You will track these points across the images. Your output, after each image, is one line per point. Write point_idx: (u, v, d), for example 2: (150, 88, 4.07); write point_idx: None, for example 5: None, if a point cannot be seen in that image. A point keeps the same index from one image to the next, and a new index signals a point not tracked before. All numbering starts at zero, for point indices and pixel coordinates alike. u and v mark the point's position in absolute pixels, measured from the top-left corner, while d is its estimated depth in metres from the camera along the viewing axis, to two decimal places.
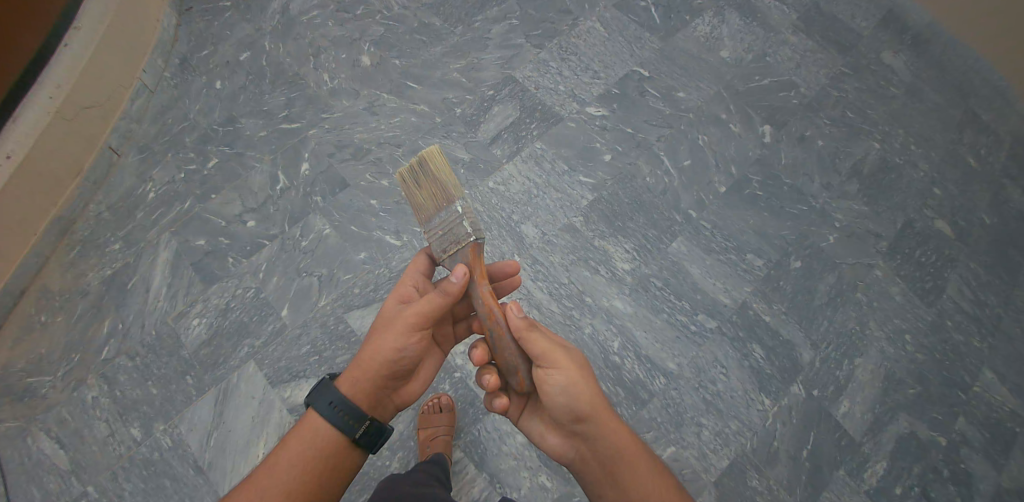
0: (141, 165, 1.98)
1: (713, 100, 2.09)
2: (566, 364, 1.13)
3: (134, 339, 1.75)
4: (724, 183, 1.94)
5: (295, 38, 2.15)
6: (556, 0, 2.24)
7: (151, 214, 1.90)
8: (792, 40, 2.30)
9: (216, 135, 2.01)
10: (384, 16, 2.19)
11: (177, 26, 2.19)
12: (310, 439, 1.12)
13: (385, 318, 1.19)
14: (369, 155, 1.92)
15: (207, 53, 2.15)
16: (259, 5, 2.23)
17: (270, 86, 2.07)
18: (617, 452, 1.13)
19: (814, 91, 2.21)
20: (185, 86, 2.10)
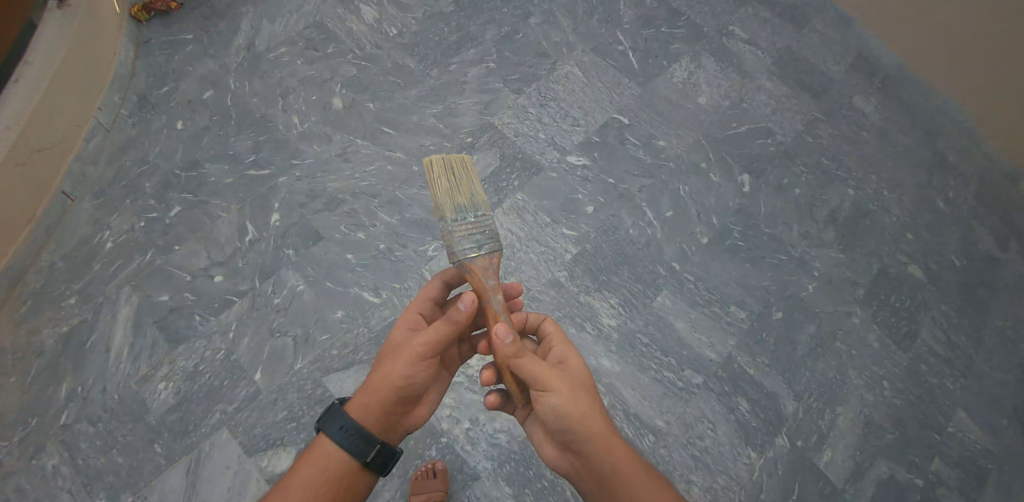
0: (99, 211, 1.78)
1: (694, 148, 2.13)
2: (559, 387, 1.21)
3: (96, 403, 1.62)
4: (706, 233, 1.97)
5: (263, 76, 1.96)
6: (535, 43, 2.21)
7: (109, 266, 1.74)
8: (767, 86, 2.36)
9: (178, 182, 1.81)
10: (356, 56, 2.04)
11: (135, 58, 1.95)
12: (321, 461, 1.22)
13: (394, 346, 1.29)
14: (343, 206, 1.81)
15: (167, 90, 1.92)
16: (225, 38, 2.00)
17: (236, 128, 1.88)
18: (612, 467, 1.19)
19: (791, 137, 2.26)
20: (145, 124, 1.87)
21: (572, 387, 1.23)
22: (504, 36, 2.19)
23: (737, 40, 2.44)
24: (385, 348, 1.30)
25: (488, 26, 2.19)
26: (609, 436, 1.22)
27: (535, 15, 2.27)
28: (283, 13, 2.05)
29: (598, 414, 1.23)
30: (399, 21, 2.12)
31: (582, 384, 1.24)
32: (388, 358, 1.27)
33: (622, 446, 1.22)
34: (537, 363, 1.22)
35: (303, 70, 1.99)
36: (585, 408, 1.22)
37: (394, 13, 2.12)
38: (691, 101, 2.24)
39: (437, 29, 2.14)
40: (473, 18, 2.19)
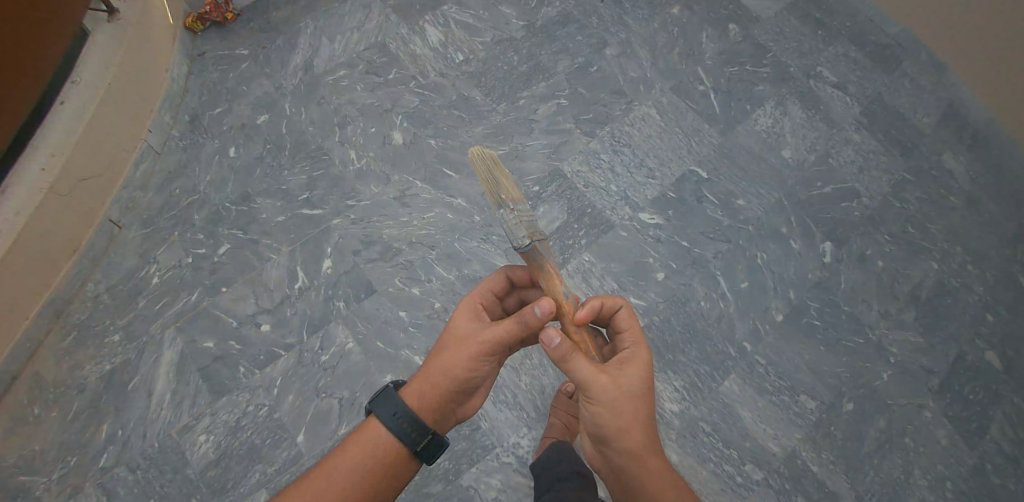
0: (146, 241, 1.76)
1: (775, 210, 2.01)
2: (607, 394, 1.04)
3: (134, 450, 1.58)
4: (782, 309, 1.86)
5: (319, 103, 1.93)
6: (611, 79, 2.10)
7: (155, 302, 1.70)
8: (855, 139, 2.24)
9: (228, 216, 1.79)
10: (419, 84, 1.98)
11: (188, 76, 1.96)
12: (369, 445, 1.05)
13: (455, 334, 1.12)
14: (400, 258, 1.73)
15: (220, 111, 1.92)
16: (280, 58, 2.00)
17: (290, 158, 1.85)
18: (648, 483, 1.05)
19: (877, 201, 2.14)
20: (196, 150, 1.87)
21: (623, 394, 1.04)
22: (577, 68, 2.10)
23: (826, 84, 2.33)
24: (444, 334, 1.14)
25: (560, 56, 2.11)
26: (652, 451, 1.07)
27: (610, 46, 2.17)
28: (347, 32, 2.04)
29: (645, 428, 1.06)
30: (466, 46, 2.07)
31: (636, 393, 1.05)
32: (447, 348, 1.11)
33: (665, 465, 1.07)
34: (585, 366, 1.04)
35: (362, 99, 1.94)
36: (631, 420, 1.05)
37: (461, 37, 2.08)
38: (773, 153, 2.12)
39: (506, 57, 2.07)
40: (544, 46, 2.12)
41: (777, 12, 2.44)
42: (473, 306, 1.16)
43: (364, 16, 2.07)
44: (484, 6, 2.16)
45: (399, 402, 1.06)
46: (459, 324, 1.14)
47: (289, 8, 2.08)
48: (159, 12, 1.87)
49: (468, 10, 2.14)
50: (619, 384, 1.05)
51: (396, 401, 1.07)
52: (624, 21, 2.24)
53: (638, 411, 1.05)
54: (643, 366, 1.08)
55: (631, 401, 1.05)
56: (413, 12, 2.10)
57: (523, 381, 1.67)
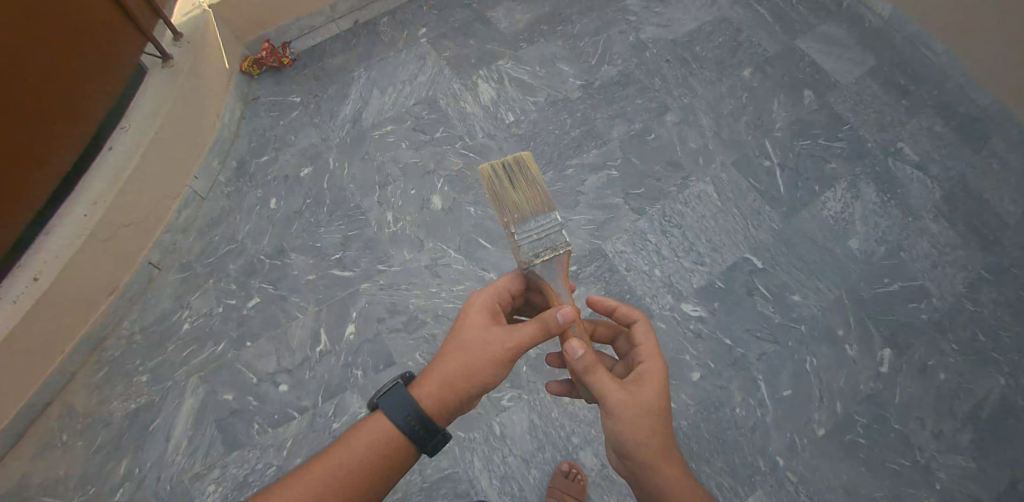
0: (182, 286, 1.83)
1: (832, 309, 1.88)
2: (626, 410, 1.11)
3: (150, 488, 1.59)
4: (825, 424, 1.77)
5: (364, 158, 2.03)
6: (667, 150, 2.07)
7: (183, 349, 1.75)
8: (933, 232, 2.04)
9: (261, 269, 1.85)
10: (465, 145, 2.07)
11: (241, 120, 2.12)
12: (369, 439, 1.06)
13: (469, 331, 1.15)
14: (422, 329, 1.74)
15: (267, 159, 2.04)
16: (330, 109, 2.15)
17: (327, 216, 1.93)
18: (670, 495, 1.07)
19: (948, 302, 1.96)
20: (238, 198, 1.97)
21: (640, 408, 1.11)
22: (633, 136, 2.10)
23: (907, 163, 2.13)
24: (461, 332, 1.16)
25: (616, 122, 2.13)
26: (670, 460, 1.10)
27: (671, 112, 2.16)
28: (398, 84, 2.20)
29: (662, 438, 1.11)
30: (518, 104, 2.17)
31: (654, 406, 1.12)
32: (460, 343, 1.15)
33: (684, 475, 1.10)
34: (603, 377, 1.13)
35: (406, 157, 2.04)
36: (650, 433, 1.11)
37: (514, 95, 2.19)
38: (835, 244, 1.97)
39: (558, 119, 2.14)
40: (601, 109, 2.17)
41: (859, 76, 2.28)
42: (488, 304, 1.19)
43: (418, 69, 2.24)
44: (541, 63, 2.29)
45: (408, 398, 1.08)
46: (472, 320, 1.17)
47: (344, 56, 2.28)
48: (213, 61, 2.02)
49: (524, 66, 2.27)
50: (637, 399, 1.12)
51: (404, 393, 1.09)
52: (691, 85, 2.23)
53: (657, 422, 1.12)
54: (658, 380, 1.16)
55: (650, 414, 1.12)
56: (468, 66, 2.26)
57: (534, 474, 1.64)
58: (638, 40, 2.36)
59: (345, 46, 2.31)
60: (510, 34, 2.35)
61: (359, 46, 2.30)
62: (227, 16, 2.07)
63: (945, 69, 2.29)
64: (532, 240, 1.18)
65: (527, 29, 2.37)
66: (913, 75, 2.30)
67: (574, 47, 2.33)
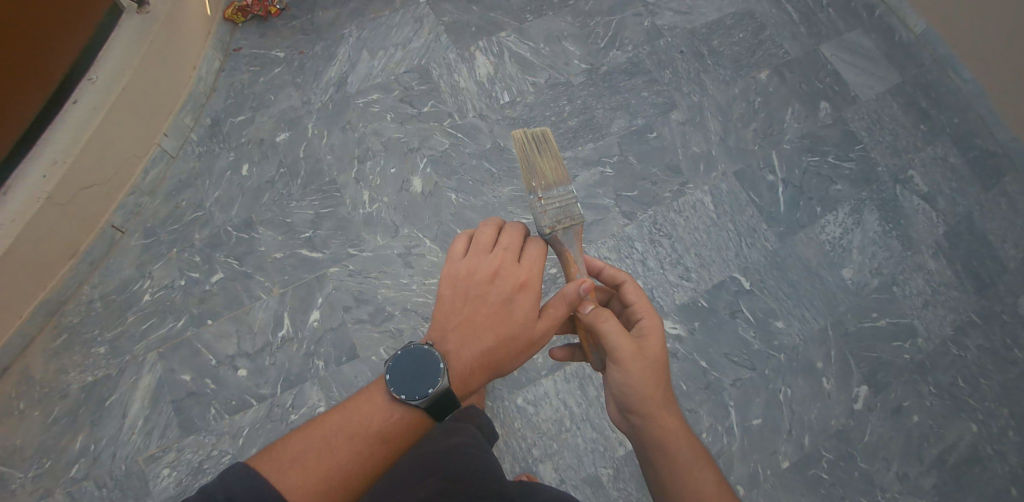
0: (143, 254, 1.85)
1: (815, 341, 1.82)
2: (634, 364, 1.17)
3: (104, 466, 1.63)
4: (790, 456, 1.73)
5: (344, 128, 1.96)
6: (666, 151, 1.96)
7: (142, 321, 1.77)
8: (928, 266, 1.98)
9: (228, 242, 1.84)
10: (454, 124, 1.96)
11: (219, 71, 2.08)
12: (369, 423, 1.09)
13: (501, 316, 1.15)
14: (388, 323, 1.73)
15: (242, 119, 2.00)
16: (315, 69, 2.08)
17: (300, 190, 1.88)
18: (666, 435, 1.18)
19: (933, 344, 1.91)
20: (209, 159, 1.95)
21: (648, 361, 1.19)
22: (632, 132, 1.98)
23: (914, 193, 2.06)
24: (484, 315, 1.14)
25: (617, 115, 2.01)
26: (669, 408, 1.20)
27: (678, 110, 2.04)
28: (388, 48, 2.10)
29: (663, 388, 1.20)
30: (515, 83, 2.04)
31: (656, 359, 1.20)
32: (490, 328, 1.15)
33: (677, 415, 1.21)
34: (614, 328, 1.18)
35: (389, 131, 1.95)
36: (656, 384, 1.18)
37: (512, 72, 2.06)
38: (832, 273, 1.89)
39: (556, 105, 2.02)
40: (603, 99, 2.04)
41: (880, 93, 2.20)
42: (519, 284, 1.16)
43: (413, 32, 2.13)
44: (546, 39, 2.14)
45: (428, 381, 1.10)
46: (502, 302, 1.16)
47: (336, 10, 2.18)
48: (192, 6, 1.97)
49: (528, 41, 2.14)
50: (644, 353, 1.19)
51: (422, 374, 1.11)
52: (702, 80, 2.11)
53: (657, 371, 1.20)
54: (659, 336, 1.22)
55: (653, 363, 1.20)
56: (466, 35, 2.13)
57: None
58: (654, 24, 2.21)
59: None
60: (516, 2, 2.20)
61: (353, 2, 2.19)
62: None
63: (967, 95, 2.21)
64: (555, 207, 1.18)
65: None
66: (935, 98, 2.22)
67: (585, 24, 2.18)
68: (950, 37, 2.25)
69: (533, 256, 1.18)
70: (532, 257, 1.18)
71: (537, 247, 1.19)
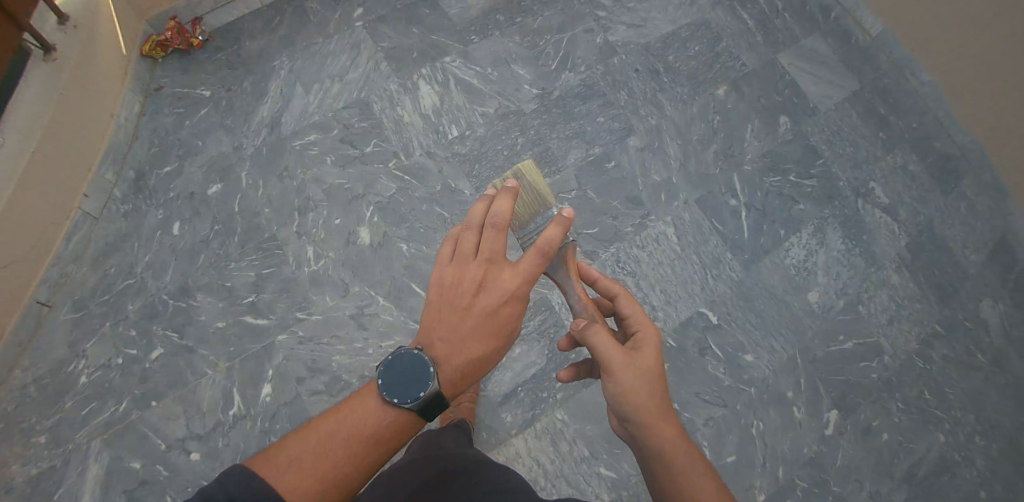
0: (76, 330, 1.71)
1: (784, 371, 1.80)
2: (621, 370, 1.07)
3: None
4: (764, 489, 1.72)
5: (280, 175, 1.81)
6: (625, 183, 1.89)
7: (81, 406, 1.65)
8: (893, 280, 1.96)
9: (165, 311, 1.73)
10: (399, 164, 1.83)
11: (141, 116, 1.88)
12: (365, 424, 0.94)
13: (487, 325, 1.04)
14: (344, 392, 1.64)
15: (170, 170, 1.83)
16: (244, 108, 1.89)
17: (238, 249, 1.76)
18: (666, 453, 1.03)
19: (900, 360, 1.89)
20: (137, 219, 1.79)
21: (638, 367, 1.07)
22: (590, 163, 1.90)
23: (875, 205, 2.05)
24: (474, 321, 1.03)
25: (572, 144, 1.92)
26: (667, 418, 1.06)
27: (636, 135, 1.97)
28: (324, 80, 1.92)
29: (659, 397, 1.06)
30: (463, 115, 1.91)
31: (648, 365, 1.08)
32: (475, 338, 1.04)
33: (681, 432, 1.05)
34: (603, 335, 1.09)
35: (331, 177, 1.81)
36: (649, 392, 1.06)
37: (459, 103, 1.93)
38: (797, 298, 1.85)
39: (508, 136, 1.91)
40: (557, 128, 1.94)
41: (838, 101, 2.18)
42: (508, 294, 1.04)
43: (350, 61, 1.96)
44: (494, 63, 2.01)
45: (419, 383, 0.97)
46: (488, 312, 1.04)
47: (266, 38, 1.98)
48: (106, 44, 1.81)
49: (474, 65, 2.00)
50: (635, 359, 1.08)
51: (411, 378, 0.98)
52: (658, 100, 2.05)
53: (655, 382, 1.07)
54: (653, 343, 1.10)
55: (649, 373, 1.07)
56: (409, 62, 1.97)
57: None
58: (606, 41, 2.12)
59: (266, 24, 2.00)
60: (459, 21, 2.05)
61: (282, 28, 1.99)
62: None
63: (924, 96, 2.19)
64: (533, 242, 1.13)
65: (480, 17, 2.07)
66: (892, 103, 2.20)
67: (533, 44, 2.06)
68: (909, 43, 2.20)
69: (526, 264, 1.05)
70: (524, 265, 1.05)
71: (535, 256, 1.04)
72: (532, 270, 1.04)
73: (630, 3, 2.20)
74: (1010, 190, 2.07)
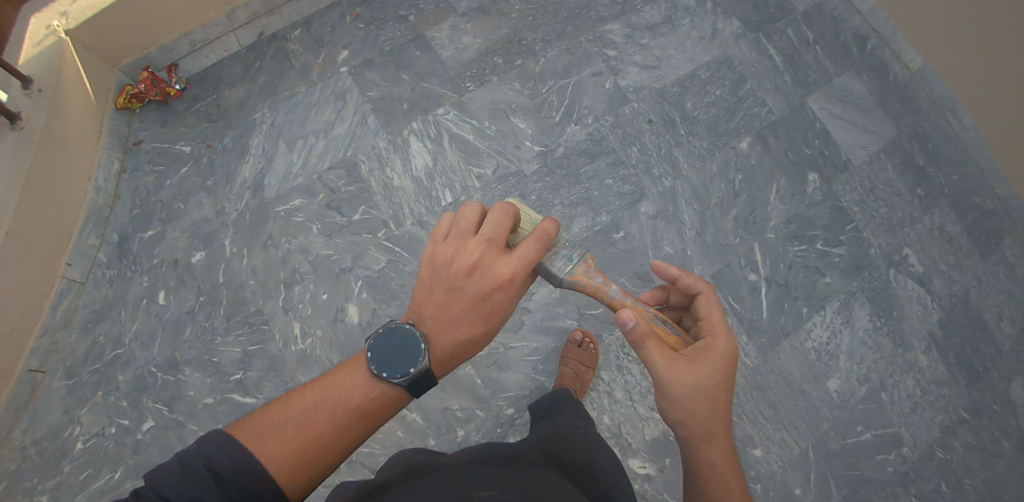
0: (69, 397, 1.64)
1: (795, 464, 1.72)
2: (678, 381, 1.14)
3: None
4: None
5: (266, 245, 1.73)
6: (631, 258, 1.78)
7: (79, 471, 1.60)
8: (920, 362, 1.84)
9: (153, 385, 1.65)
10: (389, 234, 1.73)
11: (120, 174, 1.80)
12: (348, 398, 0.99)
13: (476, 308, 1.09)
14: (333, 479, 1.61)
15: (152, 234, 1.76)
16: (226, 166, 1.80)
17: (224, 322, 1.69)
18: (708, 464, 1.16)
19: (919, 450, 1.77)
20: (122, 285, 1.72)
21: (699, 379, 1.15)
22: (595, 233, 1.79)
23: (908, 275, 1.92)
24: (466, 299, 1.07)
25: (578, 210, 1.80)
26: (718, 432, 1.17)
27: (648, 200, 1.83)
28: (308, 136, 1.82)
29: (717, 412, 1.17)
30: (457, 178, 1.79)
31: (713, 379, 1.15)
32: (462, 320, 1.08)
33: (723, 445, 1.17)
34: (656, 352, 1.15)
35: (317, 246, 1.72)
36: (703, 406, 1.15)
37: (453, 163, 1.80)
38: (816, 385, 1.78)
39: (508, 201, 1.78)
40: (561, 192, 1.81)
41: (874, 152, 2.02)
42: (498, 282, 1.07)
43: (335, 113, 1.85)
44: (491, 114, 1.87)
45: (408, 359, 1.02)
46: (478, 296, 1.08)
47: (245, 86, 1.88)
48: (76, 101, 1.71)
49: (470, 118, 1.86)
50: (702, 370, 1.16)
51: (402, 355, 1.02)
52: (673, 158, 1.89)
53: (706, 397, 1.15)
54: (727, 357, 1.18)
55: (703, 389, 1.15)
56: (398, 115, 1.85)
57: None
58: (616, 86, 1.94)
59: (246, 70, 1.90)
60: (452, 66, 1.92)
61: (262, 75, 1.90)
62: (86, 40, 1.71)
63: (966, 147, 2.03)
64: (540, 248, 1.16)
65: (476, 60, 1.93)
66: (933, 152, 2.04)
67: (536, 92, 1.91)
68: (951, 79, 2.04)
69: (524, 251, 1.08)
70: (522, 254, 1.08)
71: (534, 247, 1.08)
72: (529, 259, 1.07)
73: (645, 38, 2.01)
74: None
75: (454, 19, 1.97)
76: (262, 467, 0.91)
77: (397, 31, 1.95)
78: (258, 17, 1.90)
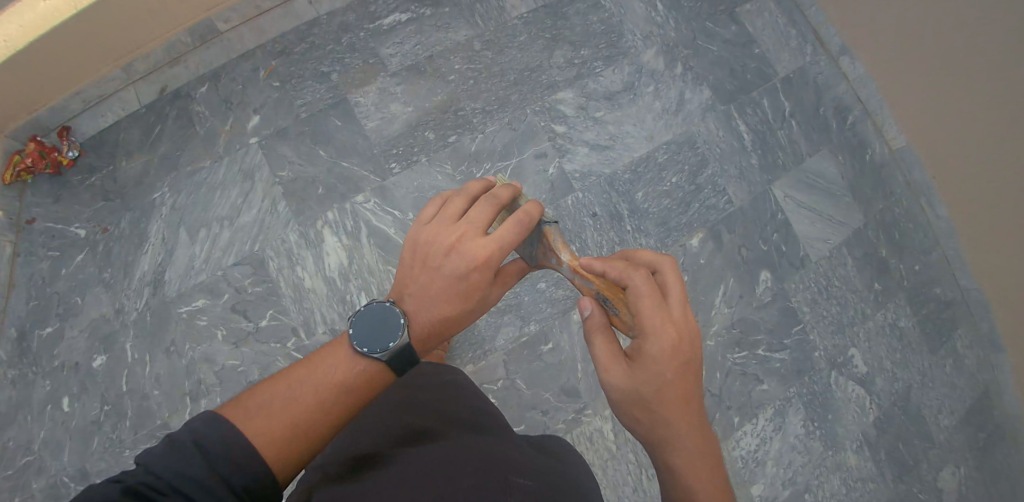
0: None
1: None
2: (614, 382, 1.02)
3: None
4: None
5: (168, 352, 1.64)
6: (557, 374, 1.70)
7: None
8: (851, 463, 1.76)
9: (68, 495, 1.57)
10: (298, 346, 1.64)
11: (15, 258, 1.67)
12: (334, 375, 0.92)
13: (455, 287, 0.99)
14: None
15: (50, 331, 1.65)
16: (123, 257, 1.69)
17: (131, 433, 1.61)
18: (672, 470, 1.01)
19: None
20: (25, 389, 1.62)
21: (637, 385, 1.00)
22: (522, 345, 1.71)
23: (851, 379, 1.81)
24: (443, 275, 0.98)
25: (501, 321, 1.71)
26: (679, 439, 1.01)
27: None
28: (212, 225, 1.69)
29: (672, 415, 1.00)
30: (376, 278, 1.66)
31: (653, 380, 0.99)
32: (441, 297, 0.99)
33: (689, 451, 1.00)
34: (598, 346, 1.04)
35: (223, 356, 1.64)
36: (652, 411, 1.01)
37: (371, 263, 1.67)
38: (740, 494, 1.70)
39: None
40: None
41: (836, 245, 1.85)
42: (476, 261, 0.97)
43: (243, 197, 1.70)
44: (416, 203, 1.70)
45: (389, 334, 0.95)
46: (456, 274, 0.98)
47: (144, 157, 1.73)
48: None
49: (392, 209, 1.70)
50: (638, 374, 1.00)
51: (384, 331, 0.96)
52: None
53: (653, 399, 1.00)
54: (666, 354, 0.98)
55: (647, 390, 1.00)
56: (312, 203, 1.70)
57: None
58: (561, 170, 1.75)
59: (145, 137, 1.74)
60: (376, 141, 1.73)
61: (163, 143, 1.74)
62: None
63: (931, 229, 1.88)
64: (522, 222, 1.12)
65: (405, 134, 1.74)
66: (899, 243, 1.87)
67: (468, 175, 1.72)
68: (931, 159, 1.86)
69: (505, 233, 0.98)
70: (502, 235, 0.98)
71: (516, 228, 0.98)
72: (510, 238, 0.97)
73: (599, 110, 1.81)
74: (1005, 346, 1.85)
75: (381, 80, 1.77)
76: (253, 442, 0.84)
77: (317, 94, 1.76)
78: (162, 68, 1.75)
